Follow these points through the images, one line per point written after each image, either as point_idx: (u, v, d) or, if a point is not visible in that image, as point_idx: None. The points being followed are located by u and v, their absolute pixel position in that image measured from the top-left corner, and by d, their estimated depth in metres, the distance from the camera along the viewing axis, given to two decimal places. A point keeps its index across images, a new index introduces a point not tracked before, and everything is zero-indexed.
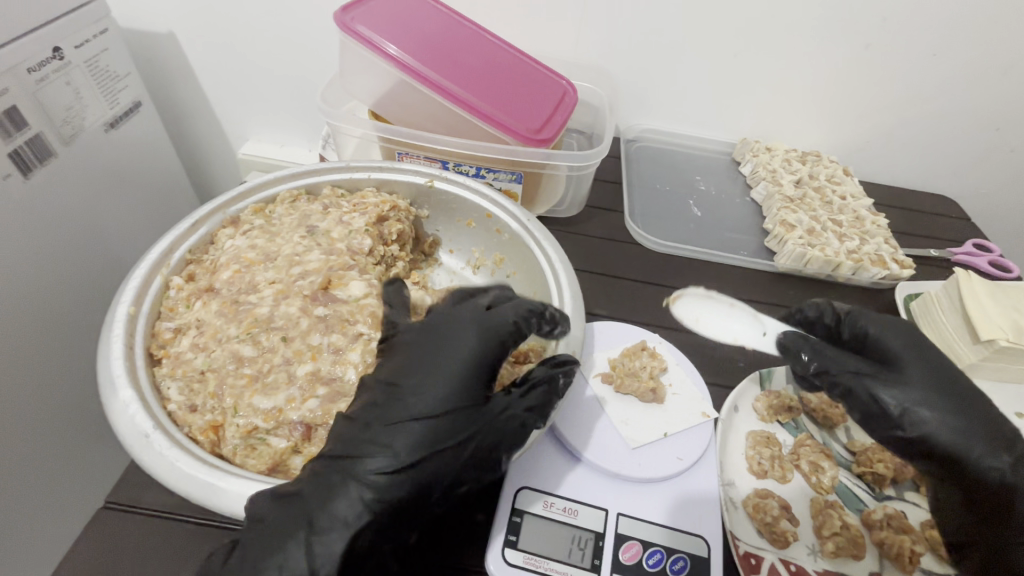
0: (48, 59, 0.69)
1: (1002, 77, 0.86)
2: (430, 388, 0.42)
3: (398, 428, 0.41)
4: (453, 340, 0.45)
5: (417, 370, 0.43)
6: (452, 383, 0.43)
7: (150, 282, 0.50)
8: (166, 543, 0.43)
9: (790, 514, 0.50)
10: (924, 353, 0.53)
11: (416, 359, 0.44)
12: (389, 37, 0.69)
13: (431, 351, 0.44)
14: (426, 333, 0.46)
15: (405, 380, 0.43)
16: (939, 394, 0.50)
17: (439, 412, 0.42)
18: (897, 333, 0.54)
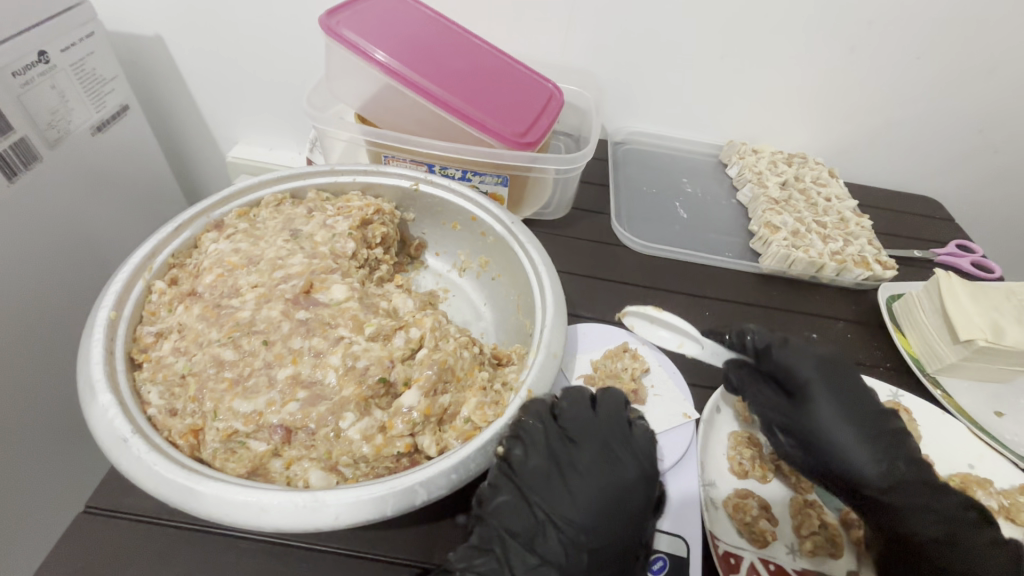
0: (34, 62, 0.69)
1: (984, 80, 0.87)
2: (574, 516, 0.44)
3: (541, 556, 0.43)
4: (607, 472, 0.46)
5: (553, 492, 0.44)
6: (590, 518, 0.44)
7: (132, 287, 0.50)
8: (146, 547, 0.43)
9: (770, 514, 0.51)
10: (835, 379, 0.54)
11: (574, 485, 0.45)
12: (374, 41, 0.69)
13: (594, 472, 0.45)
14: (569, 453, 0.46)
15: (545, 503, 0.44)
16: (850, 424, 0.52)
17: (602, 542, 0.43)
18: (811, 361, 0.54)
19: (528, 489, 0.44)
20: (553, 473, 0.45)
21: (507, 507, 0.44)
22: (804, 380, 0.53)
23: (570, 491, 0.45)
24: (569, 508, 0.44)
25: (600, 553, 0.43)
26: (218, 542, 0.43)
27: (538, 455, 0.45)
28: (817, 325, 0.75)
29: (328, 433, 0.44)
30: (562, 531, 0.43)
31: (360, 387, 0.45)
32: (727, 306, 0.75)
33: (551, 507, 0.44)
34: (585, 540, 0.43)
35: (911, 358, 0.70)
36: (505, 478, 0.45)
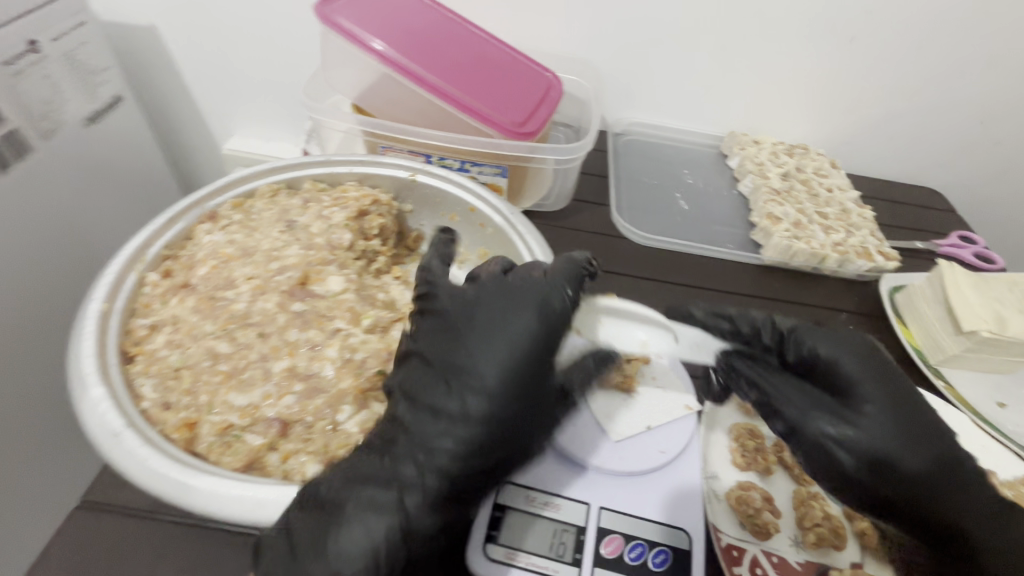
0: (24, 53, 0.67)
1: (988, 70, 0.86)
2: (475, 380, 0.43)
3: (453, 416, 0.42)
4: (504, 339, 0.44)
5: (449, 348, 0.44)
6: (491, 383, 0.42)
7: (124, 279, 0.49)
8: (139, 542, 0.42)
9: (773, 506, 0.50)
10: (885, 381, 0.47)
11: (475, 350, 0.44)
12: (370, 29, 0.68)
13: (496, 334, 0.44)
14: (473, 321, 0.45)
15: (450, 368, 0.44)
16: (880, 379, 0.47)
17: (494, 375, 0.43)
18: (851, 354, 0.48)
19: (433, 358, 0.45)
20: (456, 339, 0.45)
21: (414, 372, 0.45)
22: (847, 379, 0.47)
23: (472, 358, 0.43)
24: (467, 371, 0.43)
25: (496, 411, 0.42)
26: (210, 538, 0.43)
27: (446, 326, 0.46)
28: (819, 316, 0.74)
29: (326, 426, 0.43)
30: (452, 380, 0.43)
31: (357, 379, 0.46)
32: (728, 298, 0.75)
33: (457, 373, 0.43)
34: (473, 404, 0.42)
35: (914, 349, 0.70)
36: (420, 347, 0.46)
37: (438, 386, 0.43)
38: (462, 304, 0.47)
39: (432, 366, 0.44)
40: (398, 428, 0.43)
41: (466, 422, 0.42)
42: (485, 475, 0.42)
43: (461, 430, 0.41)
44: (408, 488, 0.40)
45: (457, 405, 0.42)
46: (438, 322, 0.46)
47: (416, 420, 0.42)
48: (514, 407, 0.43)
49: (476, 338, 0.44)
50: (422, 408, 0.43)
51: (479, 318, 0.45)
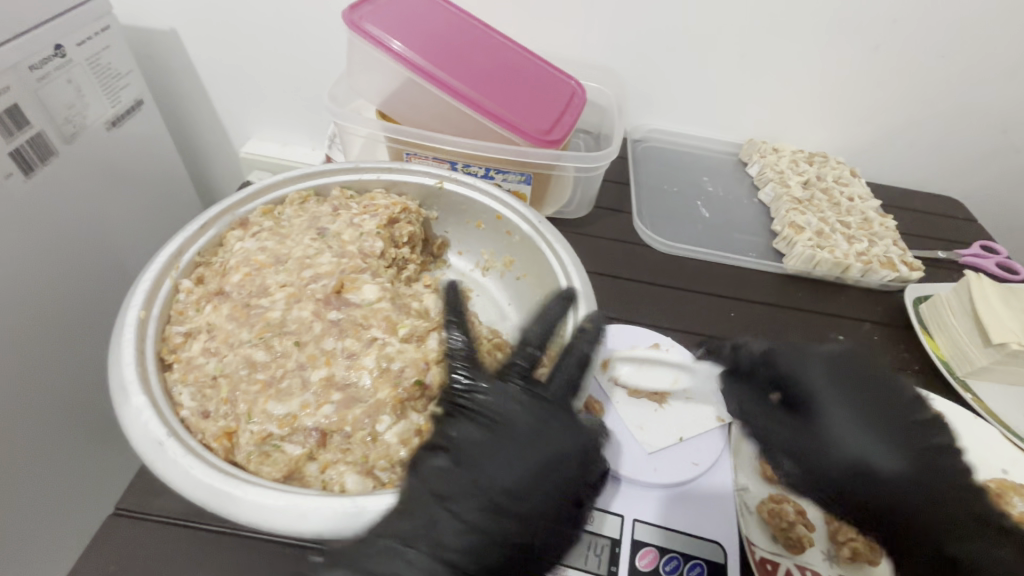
0: (49, 56, 0.68)
1: (1011, 79, 0.86)
2: (526, 468, 0.43)
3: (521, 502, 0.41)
4: (559, 437, 0.44)
5: (494, 460, 0.42)
6: (544, 476, 0.43)
7: (160, 286, 0.49)
8: (178, 552, 0.42)
9: (806, 520, 0.50)
10: (863, 390, 0.54)
11: (530, 437, 0.44)
12: (397, 36, 0.68)
13: (543, 428, 0.44)
14: (523, 410, 0.45)
15: (500, 451, 0.43)
16: (847, 406, 0.53)
17: (531, 502, 0.42)
18: (821, 368, 0.55)
19: (476, 444, 0.43)
20: (507, 427, 0.44)
21: (462, 443, 0.43)
22: (809, 395, 0.54)
23: (528, 450, 0.43)
24: (515, 458, 0.43)
25: (548, 496, 0.42)
26: (250, 548, 0.43)
27: (493, 411, 0.44)
28: (843, 327, 0.74)
29: (364, 437, 0.43)
30: (499, 488, 0.41)
31: (395, 389, 0.45)
32: (752, 307, 0.74)
33: (510, 457, 0.43)
34: (520, 488, 0.42)
35: (940, 360, 0.70)
36: (472, 418, 0.44)
37: (466, 488, 0.41)
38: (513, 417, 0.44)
39: (469, 451, 0.43)
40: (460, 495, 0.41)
41: (489, 517, 0.40)
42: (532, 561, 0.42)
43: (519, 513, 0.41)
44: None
45: (493, 507, 0.41)
46: (495, 452, 0.43)
47: (464, 517, 0.40)
48: (546, 524, 0.42)
49: (534, 478, 0.43)
50: (472, 486, 0.41)
51: (535, 453, 0.43)
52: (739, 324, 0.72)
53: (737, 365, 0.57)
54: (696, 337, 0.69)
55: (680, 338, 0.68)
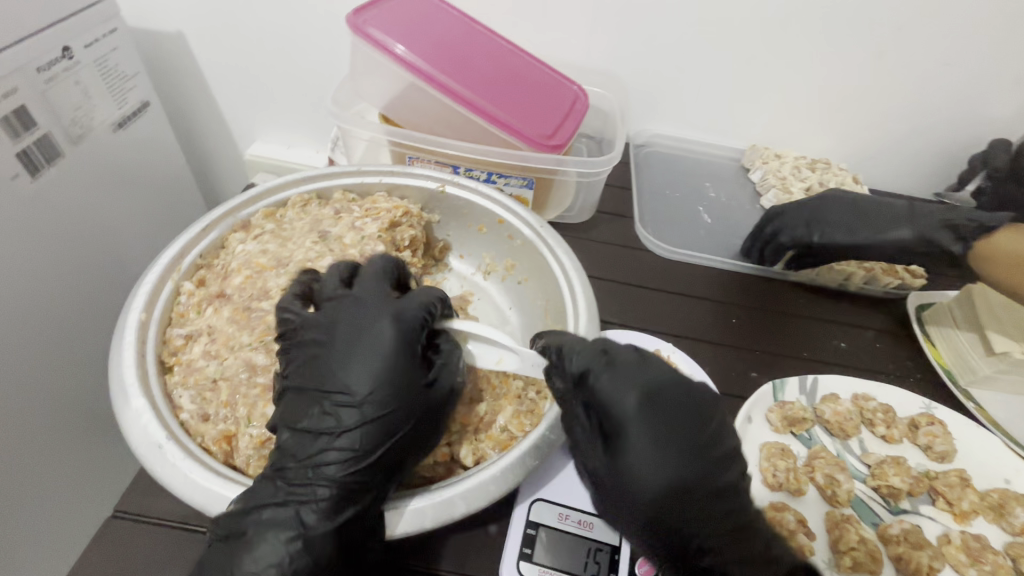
0: (57, 58, 0.68)
1: (1017, 87, 0.85)
2: (364, 362, 0.41)
3: (377, 393, 0.40)
4: (367, 324, 0.43)
5: (328, 367, 0.42)
6: (381, 364, 0.41)
7: (161, 288, 0.50)
8: (177, 554, 0.42)
9: (807, 528, 0.51)
10: (665, 406, 0.42)
11: (353, 331, 0.43)
12: (401, 40, 0.68)
13: (356, 316, 0.44)
14: (345, 307, 0.44)
15: (334, 358, 0.42)
16: (665, 442, 0.41)
17: (368, 391, 0.41)
18: (633, 400, 0.42)
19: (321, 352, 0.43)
20: (334, 328, 0.43)
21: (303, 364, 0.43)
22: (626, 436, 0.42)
23: (356, 339, 0.42)
24: (344, 357, 0.42)
25: (392, 378, 0.41)
26: None
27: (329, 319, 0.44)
28: (846, 334, 0.73)
29: None
30: (322, 400, 0.41)
31: None
32: (755, 313, 0.74)
33: (349, 358, 0.42)
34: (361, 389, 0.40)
35: (943, 369, 0.69)
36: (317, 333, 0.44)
37: (292, 416, 0.41)
38: (340, 335, 0.43)
39: (316, 361, 0.42)
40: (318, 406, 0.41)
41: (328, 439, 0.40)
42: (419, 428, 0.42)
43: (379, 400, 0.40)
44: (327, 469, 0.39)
45: (323, 419, 0.40)
46: (326, 361, 0.42)
47: (295, 435, 0.40)
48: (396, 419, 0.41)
49: (360, 373, 0.41)
50: (313, 403, 0.41)
51: (346, 353, 0.42)
52: (740, 330, 0.72)
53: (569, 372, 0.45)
54: (697, 343, 0.69)
55: (681, 343, 0.68)
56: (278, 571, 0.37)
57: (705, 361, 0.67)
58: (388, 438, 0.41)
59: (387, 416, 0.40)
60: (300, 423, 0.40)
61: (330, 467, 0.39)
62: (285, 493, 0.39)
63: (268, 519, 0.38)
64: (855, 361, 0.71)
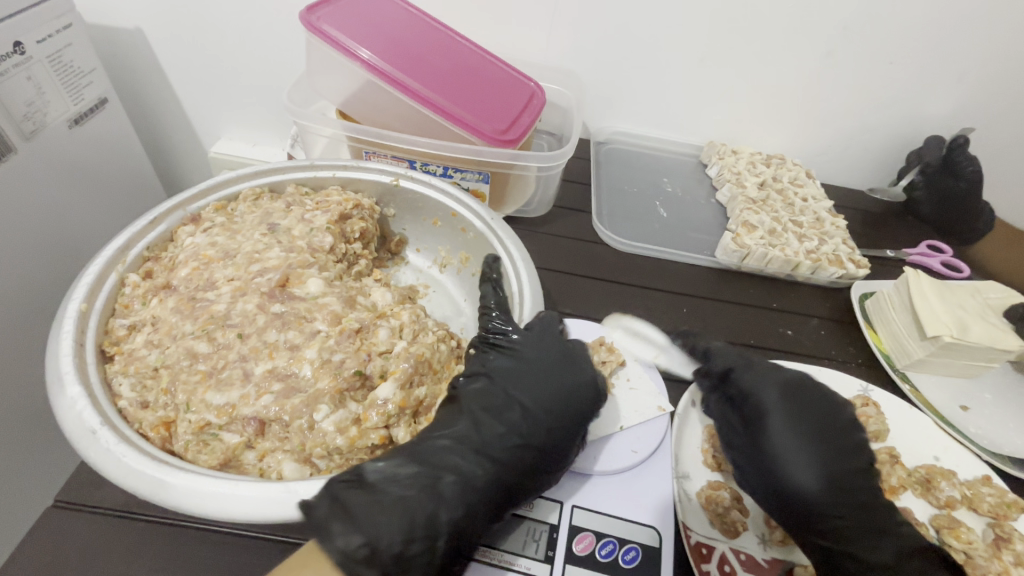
0: (9, 53, 0.68)
1: (955, 85, 0.89)
2: (533, 396, 0.50)
3: (504, 427, 0.47)
4: (573, 369, 0.52)
5: (530, 389, 0.50)
6: (557, 390, 0.50)
7: (105, 279, 0.50)
8: (113, 541, 0.42)
9: (741, 504, 0.52)
10: (800, 420, 0.51)
11: (558, 370, 0.52)
12: (355, 37, 0.69)
13: (558, 360, 0.53)
14: (544, 349, 0.53)
15: (523, 389, 0.50)
16: (805, 435, 0.50)
17: (558, 415, 0.49)
18: (772, 393, 0.53)
19: (507, 385, 0.50)
20: (527, 364, 0.52)
21: (483, 395, 0.49)
22: (767, 427, 0.51)
23: (537, 372, 0.51)
24: (543, 388, 0.50)
25: (578, 410, 0.50)
26: (185, 537, 0.43)
27: (515, 357, 0.52)
28: (792, 322, 0.76)
29: (302, 426, 0.44)
30: (527, 411, 0.49)
31: (335, 379, 0.46)
32: (706, 303, 0.76)
33: (519, 390, 0.50)
34: (545, 413, 0.49)
35: (882, 354, 0.72)
36: (482, 373, 0.51)
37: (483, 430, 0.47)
38: (532, 364, 0.52)
39: (500, 392, 0.50)
40: (467, 436, 0.46)
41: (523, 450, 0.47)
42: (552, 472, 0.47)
43: (546, 426, 0.48)
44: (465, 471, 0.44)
45: (523, 429, 0.48)
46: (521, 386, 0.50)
47: (471, 434, 0.46)
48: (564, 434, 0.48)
49: (553, 399, 0.50)
50: (503, 421, 0.48)
51: (542, 379, 0.51)
52: (690, 319, 0.74)
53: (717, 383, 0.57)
54: None
55: None
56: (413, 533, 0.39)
57: None
58: (498, 472, 0.45)
59: (503, 452, 0.46)
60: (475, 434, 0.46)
61: (439, 489, 0.42)
62: (417, 482, 0.42)
63: (364, 529, 0.38)
64: (800, 347, 0.73)
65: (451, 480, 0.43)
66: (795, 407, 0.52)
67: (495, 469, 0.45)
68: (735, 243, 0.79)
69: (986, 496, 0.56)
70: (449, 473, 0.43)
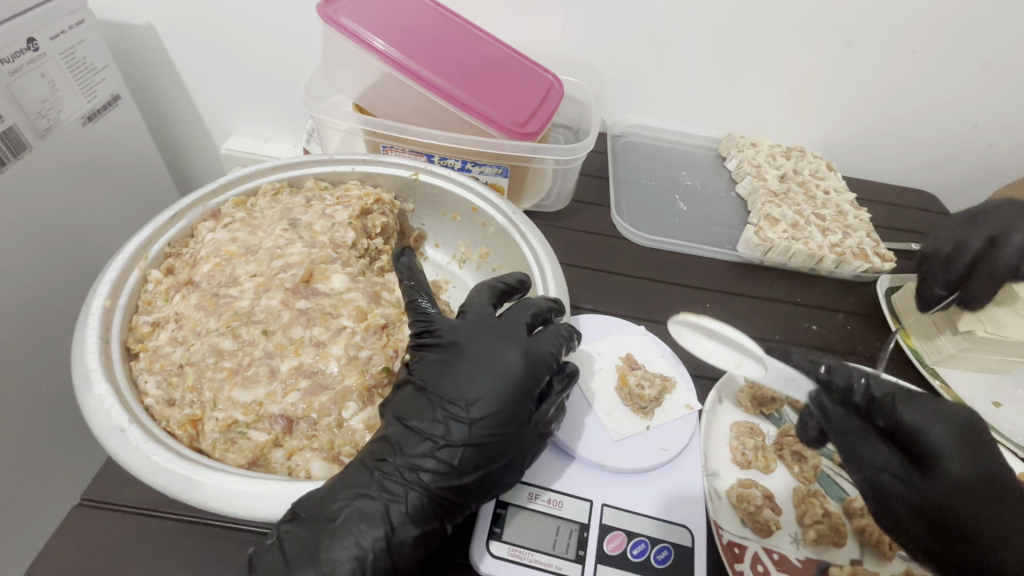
0: (22, 50, 0.67)
1: (982, 73, 0.87)
2: (461, 390, 0.43)
3: (422, 431, 0.42)
4: (499, 349, 0.45)
5: (454, 384, 0.43)
6: (490, 380, 0.43)
7: (127, 277, 0.50)
8: (140, 541, 0.42)
9: (773, 503, 0.51)
10: (976, 453, 0.42)
11: (480, 358, 0.44)
12: (372, 29, 0.68)
13: (485, 343, 0.46)
14: (469, 336, 0.46)
15: (447, 386, 0.43)
16: (978, 466, 0.42)
17: (489, 411, 0.42)
18: (946, 426, 0.42)
19: (430, 384, 0.44)
20: (454, 355, 0.45)
21: (409, 399, 0.44)
22: (943, 465, 0.42)
23: (465, 362, 0.44)
24: (468, 380, 0.43)
25: (507, 401, 0.43)
26: (212, 536, 0.43)
27: (436, 353, 0.46)
28: (817, 317, 0.75)
29: (331, 423, 0.44)
30: (449, 413, 0.42)
31: (363, 376, 0.46)
32: (729, 299, 0.75)
33: (445, 386, 0.43)
34: (468, 412, 0.42)
35: (911, 349, 0.71)
36: (412, 371, 0.46)
37: (403, 444, 0.42)
38: (464, 355, 0.45)
39: (425, 393, 0.44)
40: (386, 448, 0.42)
41: (445, 456, 0.41)
42: (490, 473, 0.42)
43: (471, 426, 0.42)
44: (393, 499, 0.40)
45: (441, 435, 0.42)
46: (448, 383, 0.43)
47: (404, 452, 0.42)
48: (495, 433, 0.42)
49: (485, 393, 0.43)
50: (423, 423, 0.42)
51: (470, 369, 0.44)
52: (714, 314, 0.73)
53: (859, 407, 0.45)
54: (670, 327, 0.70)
55: (654, 328, 0.69)
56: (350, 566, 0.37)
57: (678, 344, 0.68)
58: (425, 490, 0.40)
59: (429, 459, 0.41)
60: (398, 449, 0.42)
61: (363, 511, 0.39)
62: (344, 515, 0.39)
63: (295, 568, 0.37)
64: (825, 342, 0.72)
65: (372, 500, 0.39)
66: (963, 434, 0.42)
67: (422, 482, 0.40)
68: (757, 237, 0.77)
69: None
70: (373, 490, 0.40)
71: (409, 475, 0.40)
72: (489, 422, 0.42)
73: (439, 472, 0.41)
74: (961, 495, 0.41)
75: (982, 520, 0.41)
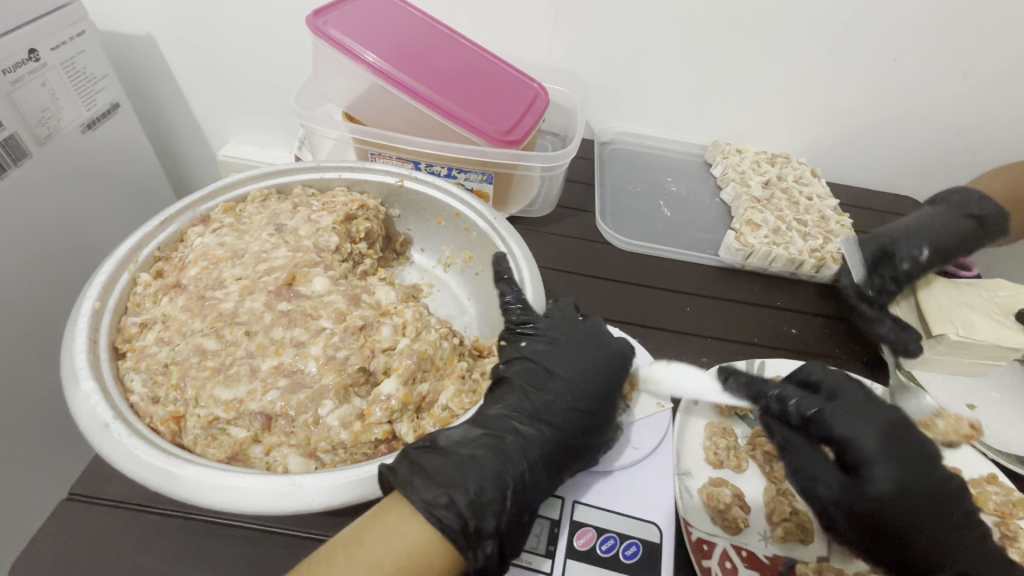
0: (24, 60, 0.69)
1: (961, 82, 0.89)
2: (575, 367, 0.53)
3: (554, 397, 0.51)
4: (599, 338, 0.57)
5: (569, 362, 0.54)
6: (600, 358, 0.55)
7: (117, 279, 0.52)
8: (122, 533, 0.44)
9: (742, 502, 0.52)
10: (900, 454, 0.49)
11: (588, 345, 0.55)
12: (360, 40, 0.70)
13: (586, 333, 0.57)
14: (566, 329, 0.57)
15: (561, 363, 0.54)
16: (901, 466, 0.48)
17: (601, 383, 0.53)
18: (873, 434, 0.50)
19: (545, 362, 0.54)
20: (561, 342, 0.55)
21: (527, 372, 0.53)
22: (867, 463, 0.49)
23: (573, 346, 0.55)
24: (583, 361, 0.54)
25: (616, 378, 0.54)
26: (192, 529, 0.44)
27: (548, 337, 0.56)
28: (797, 321, 0.76)
29: (307, 420, 0.46)
30: (570, 382, 0.53)
31: (340, 375, 0.47)
32: (711, 302, 0.77)
33: (558, 364, 0.54)
34: (588, 384, 0.52)
35: None
36: (519, 354, 0.55)
37: (534, 406, 0.50)
38: (571, 342, 0.56)
39: (541, 368, 0.53)
40: (516, 407, 0.50)
41: (576, 415, 0.51)
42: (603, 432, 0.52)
43: (589, 395, 0.52)
44: (529, 442, 0.48)
45: (571, 399, 0.52)
46: (561, 361, 0.54)
47: (535, 408, 0.50)
48: (606, 401, 0.53)
49: (600, 368, 0.54)
50: (547, 391, 0.52)
51: (583, 350, 0.55)
52: (694, 318, 0.74)
53: (796, 423, 0.53)
54: (649, 330, 0.71)
55: (634, 331, 0.71)
56: (488, 489, 0.43)
57: (656, 347, 0.69)
58: (555, 438, 0.49)
59: (558, 415, 0.50)
60: (530, 411, 0.50)
61: (505, 449, 0.46)
62: (484, 451, 0.45)
63: (437, 483, 0.42)
64: (804, 346, 0.73)
65: (509, 442, 0.47)
66: (886, 438, 0.49)
67: (552, 433, 0.49)
68: (738, 242, 0.79)
69: (992, 494, 0.56)
70: (507, 436, 0.47)
71: (543, 426, 0.49)
72: (608, 390, 0.53)
73: (566, 428, 0.50)
74: (885, 488, 0.47)
75: (906, 511, 0.47)
